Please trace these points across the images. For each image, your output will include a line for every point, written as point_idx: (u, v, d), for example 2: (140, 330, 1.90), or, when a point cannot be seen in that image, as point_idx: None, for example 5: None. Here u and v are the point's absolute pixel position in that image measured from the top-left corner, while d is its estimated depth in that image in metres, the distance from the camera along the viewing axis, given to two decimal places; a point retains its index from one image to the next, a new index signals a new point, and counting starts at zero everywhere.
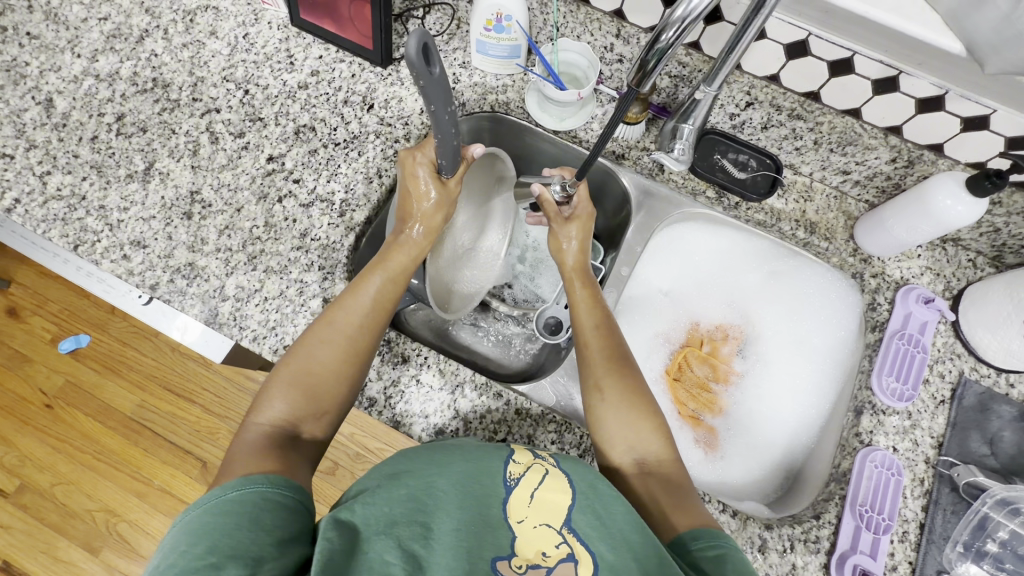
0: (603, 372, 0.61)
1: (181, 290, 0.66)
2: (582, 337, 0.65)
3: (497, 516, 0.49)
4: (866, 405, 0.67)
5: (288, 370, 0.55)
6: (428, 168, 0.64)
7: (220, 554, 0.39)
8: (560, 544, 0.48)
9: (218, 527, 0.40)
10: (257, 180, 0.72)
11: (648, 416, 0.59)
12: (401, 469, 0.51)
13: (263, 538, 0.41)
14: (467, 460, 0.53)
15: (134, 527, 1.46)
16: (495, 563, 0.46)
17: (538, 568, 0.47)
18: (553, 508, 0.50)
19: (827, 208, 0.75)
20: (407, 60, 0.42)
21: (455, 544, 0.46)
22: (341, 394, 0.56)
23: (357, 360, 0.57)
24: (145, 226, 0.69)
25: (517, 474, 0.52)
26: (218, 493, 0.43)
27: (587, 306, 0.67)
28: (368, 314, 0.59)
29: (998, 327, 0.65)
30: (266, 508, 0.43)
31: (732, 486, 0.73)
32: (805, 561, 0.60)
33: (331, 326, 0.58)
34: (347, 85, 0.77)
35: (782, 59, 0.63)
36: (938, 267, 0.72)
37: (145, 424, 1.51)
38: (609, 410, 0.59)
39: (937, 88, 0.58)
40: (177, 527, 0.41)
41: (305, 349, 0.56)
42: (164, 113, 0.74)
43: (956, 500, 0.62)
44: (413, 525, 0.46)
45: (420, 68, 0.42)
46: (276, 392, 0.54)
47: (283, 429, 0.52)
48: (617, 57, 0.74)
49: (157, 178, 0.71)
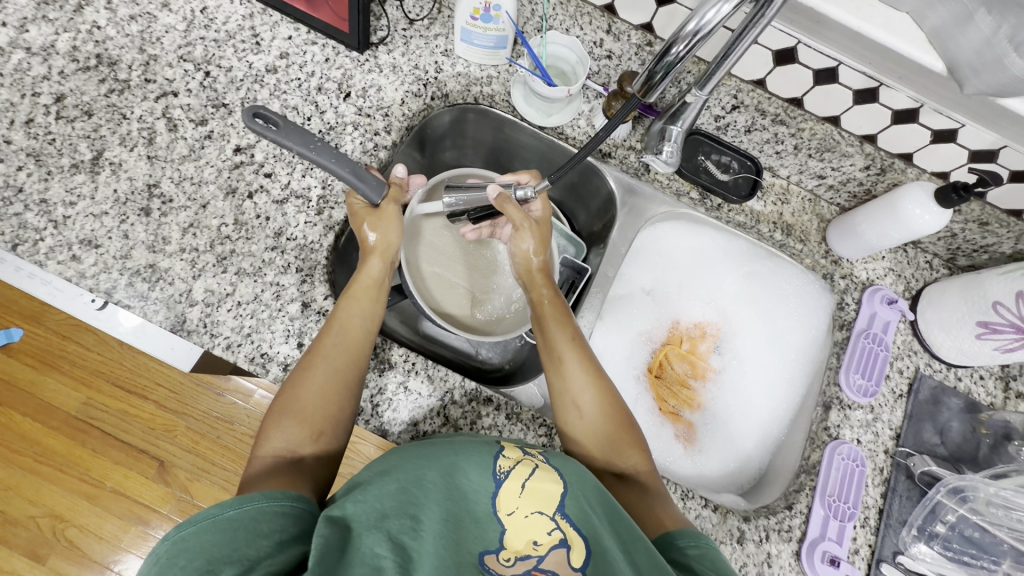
0: (582, 388, 0.59)
1: (143, 294, 0.61)
2: (551, 351, 0.62)
3: (486, 509, 0.49)
4: (834, 400, 0.71)
5: (279, 404, 0.54)
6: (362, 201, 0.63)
7: (215, 561, 0.39)
8: (553, 531, 0.47)
9: (213, 539, 0.40)
10: (224, 173, 0.66)
11: (626, 430, 0.59)
12: (387, 468, 0.50)
13: (262, 547, 0.41)
14: (453, 452, 0.51)
15: (84, 532, 1.37)
16: (482, 558, 0.46)
17: (528, 558, 0.46)
18: (545, 497, 0.49)
19: (802, 210, 0.78)
20: (246, 126, 0.53)
21: (446, 534, 0.46)
22: (335, 413, 0.54)
23: (348, 379, 0.55)
24: (96, 223, 0.62)
25: (506, 468, 0.51)
26: (218, 510, 0.41)
27: (555, 320, 0.63)
28: (346, 334, 0.57)
29: (952, 327, 0.69)
30: (265, 523, 0.42)
31: (710, 479, 0.76)
32: (779, 549, 0.64)
33: (313, 354, 0.56)
34: (321, 70, 0.72)
35: (770, 65, 0.64)
36: (900, 268, 0.77)
37: (91, 424, 1.41)
38: (586, 424, 0.58)
39: (913, 101, 0.61)
40: (169, 540, 0.40)
41: (292, 380, 0.55)
42: (112, 94, 0.67)
43: (910, 486, 0.67)
44: (403, 518, 0.45)
45: (254, 126, 0.52)
46: (273, 425, 0.52)
47: (282, 458, 0.51)
48: (606, 53, 0.72)
49: (107, 169, 0.64)
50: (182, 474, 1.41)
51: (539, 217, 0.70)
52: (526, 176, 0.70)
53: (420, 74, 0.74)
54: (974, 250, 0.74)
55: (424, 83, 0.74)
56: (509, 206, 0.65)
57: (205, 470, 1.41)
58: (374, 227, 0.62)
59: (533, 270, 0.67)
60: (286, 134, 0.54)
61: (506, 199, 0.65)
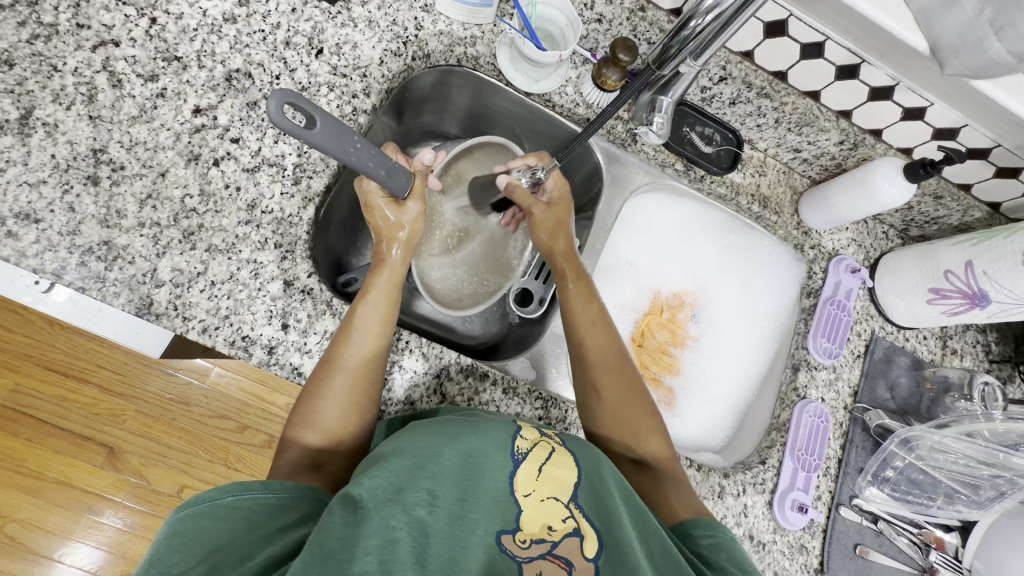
0: (603, 377, 0.62)
1: (99, 274, 0.54)
2: (580, 338, 0.64)
3: (503, 489, 0.50)
4: (802, 362, 0.76)
5: (300, 408, 0.54)
6: (379, 192, 0.61)
7: (209, 553, 0.41)
8: (567, 518, 0.50)
9: (209, 532, 0.42)
10: (183, 137, 0.59)
11: (646, 419, 0.60)
12: (408, 444, 0.51)
13: (258, 537, 0.43)
14: (472, 430, 0.53)
15: (26, 526, 1.28)
16: (499, 537, 0.48)
17: (543, 542, 0.49)
18: (561, 484, 0.52)
19: (777, 183, 0.81)
20: (273, 122, 0.41)
21: (462, 515, 0.48)
22: (357, 419, 0.54)
23: (368, 385, 0.55)
24: (32, 193, 0.54)
25: (524, 449, 0.54)
26: (213, 496, 0.43)
27: (581, 301, 0.65)
28: (363, 339, 0.56)
29: (906, 293, 0.75)
30: (260, 515, 0.44)
31: (689, 439, 0.80)
32: (754, 500, 0.69)
33: (331, 359, 0.55)
34: (287, 22, 0.65)
35: (760, 37, 0.65)
36: (861, 238, 0.82)
37: (23, 411, 1.29)
38: (608, 412, 0.60)
39: (890, 79, 0.64)
40: (167, 523, 0.42)
41: (310, 384, 0.55)
42: (37, 41, 0.57)
43: (865, 437, 0.75)
44: (418, 490, 0.47)
45: (286, 125, 0.41)
46: (296, 429, 0.53)
47: (305, 463, 0.51)
48: (597, 16, 0.69)
49: (41, 131, 0.55)
50: (135, 460, 1.32)
51: (555, 197, 0.71)
52: (532, 158, 0.71)
53: (399, 31, 0.68)
54: (926, 222, 0.80)
55: (404, 42, 0.69)
56: (518, 194, 0.69)
57: (159, 454, 1.33)
58: (402, 225, 0.63)
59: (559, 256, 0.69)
60: (322, 139, 0.44)
61: (514, 187, 0.69)
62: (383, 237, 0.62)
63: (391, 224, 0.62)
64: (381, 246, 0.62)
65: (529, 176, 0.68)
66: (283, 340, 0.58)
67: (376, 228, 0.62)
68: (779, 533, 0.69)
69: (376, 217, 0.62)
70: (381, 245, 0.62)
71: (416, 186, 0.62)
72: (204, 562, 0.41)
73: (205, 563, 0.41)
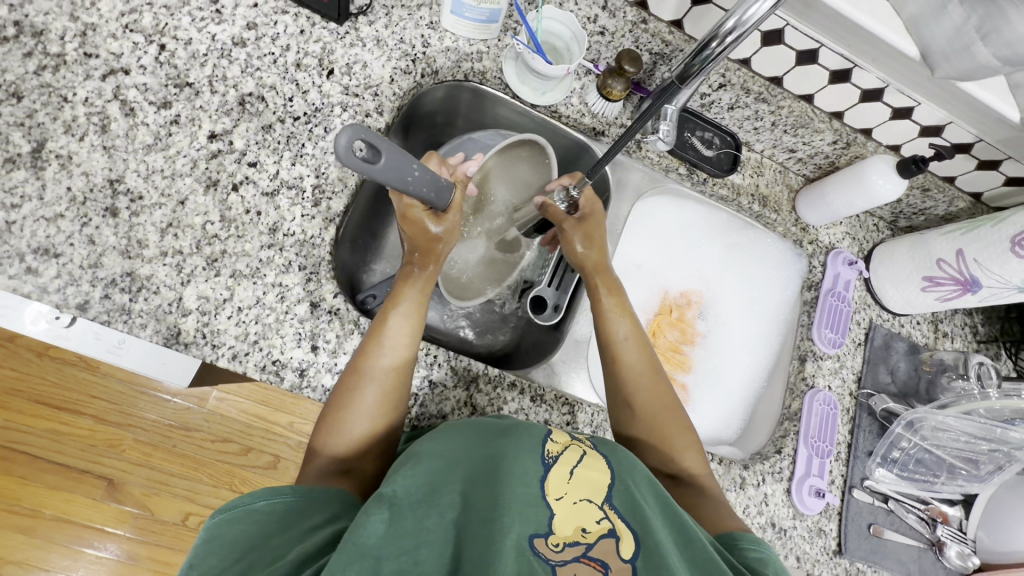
0: (640, 389, 0.63)
1: (124, 307, 0.54)
2: (613, 350, 0.65)
3: (534, 492, 0.47)
4: (809, 353, 0.80)
5: (326, 417, 0.53)
6: (422, 206, 0.61)
7: (244, 551, 0.42)
8: (602, 519, 0.47)
9: (245, 534, 0.43)
10: (200, 163, 0.59)
11: (682, 432, 0.61)
12: (440, 443, 0.52)
13: (289, 537, 0.43)
14: (510, 429, 0.54)
15: (25, 567, 1.24)
16: (531, 540, 0.44)
17: (577, 544, 0.45)
18: (594, 485, 0.49)
19: (774, 182, 0.84)
20: (341, 160, 0.41)
21: (493, 517, 0.44)
22: (384, 427, 0.55)
23: (395, 395, 0.55)
24: (50, 227, 0.53)
25: (555, 453, 0.52)
26: (247, 501, 0.44)
27: (617, 312, 0.67)
28: (393, 354, 0.56)
29: (902, 282, 0.80)
30: (291, 514, 0.45)
31: (705, 433, 0.83)
32: (774, 488, 0.72)
33: (359, 367, 0.55)
34: (296, 44, 0.65)
35: (757, 46, 0.68)
36: (855, 232, 0.86)
37: (16, 448, 1.25)
38: (646, 418, 0.61)
39: (881, 82, 0.68)
40: (207, 528, 0.44)
41: (336, 393, 0.55)
42: (45, 72, 0.56)
43: (872, 421, 0.78)
44: (450, 492, 0.47)
45: (353, 164, 0.42)
46: (324, 437, 0.53)
47: (334, 470, 0.52)
48: (600, 29, 0.71)
49: (54, 164, 0.54)
50: (136, 490, 1.29)
51: (590, 213, 0.72)
52: (567, 179, 0.74)
53: (407, 49, 0.69)
54: (914, 213, 0.84)
55: (413, 59, 0.69)
56: (551, 211, 0.72)
57: (162, 482, 1.30)
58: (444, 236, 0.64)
59: (590, 266, 0.70)
60: (381, 173, 0.46)
61: (547, 205, 0.72)
62: (420, 257, 0.63)
63: (428, 237, 0.63)
64: (414, 258, 0.63)
65: (564, 195, 0.71)
66: (314, 362, 0.58)
67: (413, 240, 0.63)
68: (798, 519, 0.72)
69: (416, 232, 0.62)
70: (420, 259, 0.63)
71: (456, 199, 0.64)
72: (240, 561, 0.41)
73: (241, 563, 0.41)
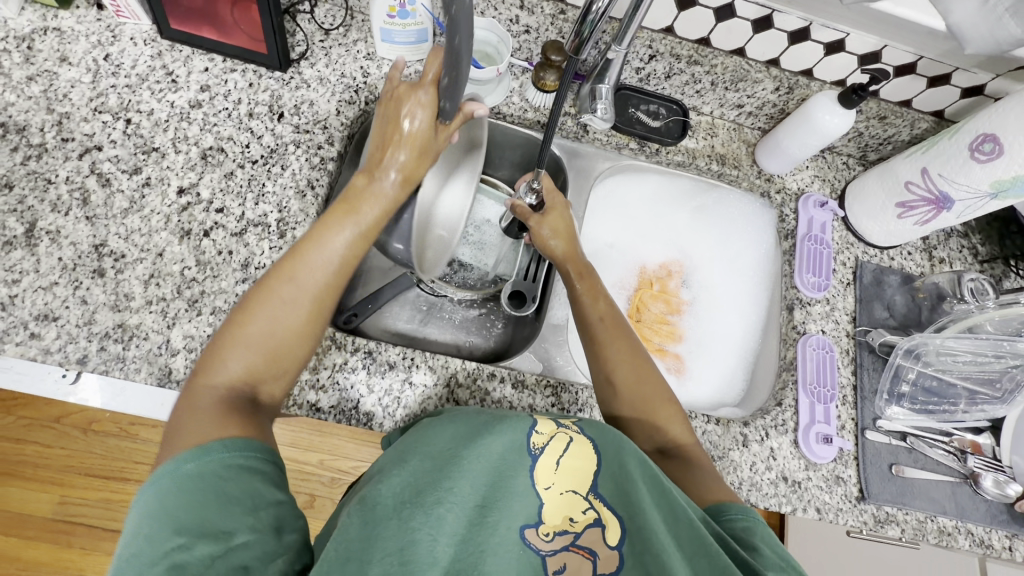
0: (618, 364, 0.61)
1: (119, 355, 0.59)
2: (587, 327, 0.65)
3: (523, 486, 0.47)
4: (795, 301, 0.78)
5: (234, 325, 0.50)
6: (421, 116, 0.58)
7: (188, 533, 0.39)
8: (587, 509, 0.47)
9: (179, 506, 0.40)
10: (173, 218, 0.64)
11: (666, 401, 0.60)
12: (424, 442, 0.50)
13: (233, 514, 0.41)
14: (497, 419, 0.51)
15: None
16: (524, 532, 0.45)
17: (566, 533, 0.46)
18: (577, 475, 0.48)
19: (730, 140, 0.84)
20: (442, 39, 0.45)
21: (480, 521, 0.45)
22: (297, 356, 0.52)
23: (314, 321, 0.53)
24: (47, 295, 0.59)
25: (541, 444, 0.50)
26: (173, 465, 0.41)
27: (589, 295, 0.67)
28: (324, 276, 0.53)
29: (878, 213, 0.78)
30: (228, 483, 0.42)
31: (707, 400, 0.81)
32: (780, 442, 0.70)
33: (283, 283, 0.52)
34: (247, 96, 0.71)
35: (674, 11, 0.70)
36: (824, 174, 0.85)
37: (71, 520, 1.33)
38: (628, 393, 0.60)
39: (803, 21, 0.70)
40: (138, 502, 0.41)
41: (251, 303, 0.52)
42: (30, 161, 0.63)
43: (874, 358, 0.76)
44: (438, 490, 0.45)
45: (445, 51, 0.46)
46: (228, 352, 0.50)
47: (237, 393, 0.49)
48: (524, 28, 0.77)
49: (45, 239, 0.61)
50: None
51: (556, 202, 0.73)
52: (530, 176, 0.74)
53: (349, 81, 0.74)
54: (880, 143, 0.83)
55: (355, 90, 0.74)
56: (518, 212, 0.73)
57: None
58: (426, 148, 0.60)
59: (561, 257, 0.71)
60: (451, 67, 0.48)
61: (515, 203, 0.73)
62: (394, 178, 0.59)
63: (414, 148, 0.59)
64: (390, 180, 0.58)
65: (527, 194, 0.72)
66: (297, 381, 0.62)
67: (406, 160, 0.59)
68: (811, 469, 0.70)
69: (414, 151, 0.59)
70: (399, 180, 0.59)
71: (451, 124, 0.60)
72: (176, 537, 0.39)
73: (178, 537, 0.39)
